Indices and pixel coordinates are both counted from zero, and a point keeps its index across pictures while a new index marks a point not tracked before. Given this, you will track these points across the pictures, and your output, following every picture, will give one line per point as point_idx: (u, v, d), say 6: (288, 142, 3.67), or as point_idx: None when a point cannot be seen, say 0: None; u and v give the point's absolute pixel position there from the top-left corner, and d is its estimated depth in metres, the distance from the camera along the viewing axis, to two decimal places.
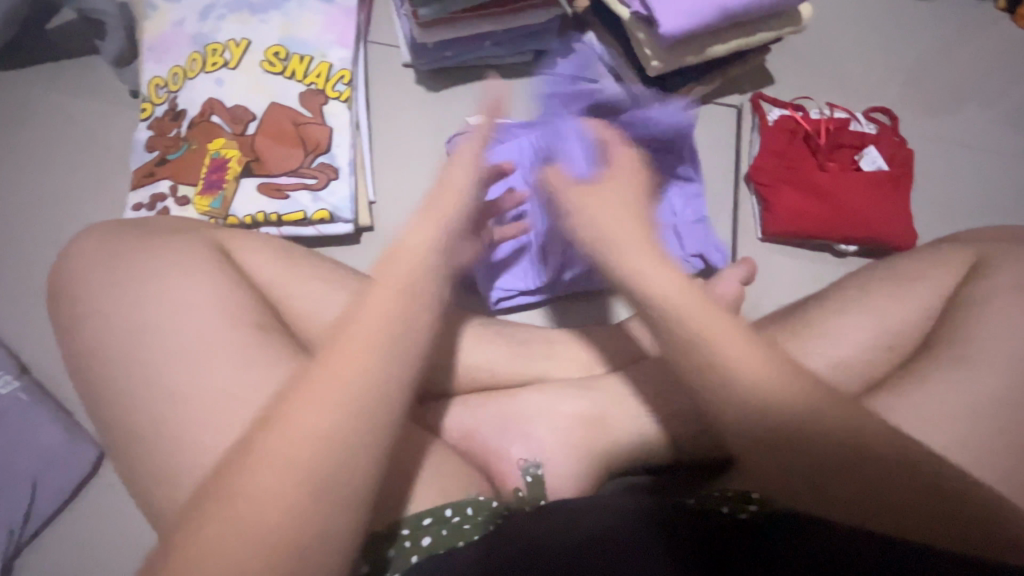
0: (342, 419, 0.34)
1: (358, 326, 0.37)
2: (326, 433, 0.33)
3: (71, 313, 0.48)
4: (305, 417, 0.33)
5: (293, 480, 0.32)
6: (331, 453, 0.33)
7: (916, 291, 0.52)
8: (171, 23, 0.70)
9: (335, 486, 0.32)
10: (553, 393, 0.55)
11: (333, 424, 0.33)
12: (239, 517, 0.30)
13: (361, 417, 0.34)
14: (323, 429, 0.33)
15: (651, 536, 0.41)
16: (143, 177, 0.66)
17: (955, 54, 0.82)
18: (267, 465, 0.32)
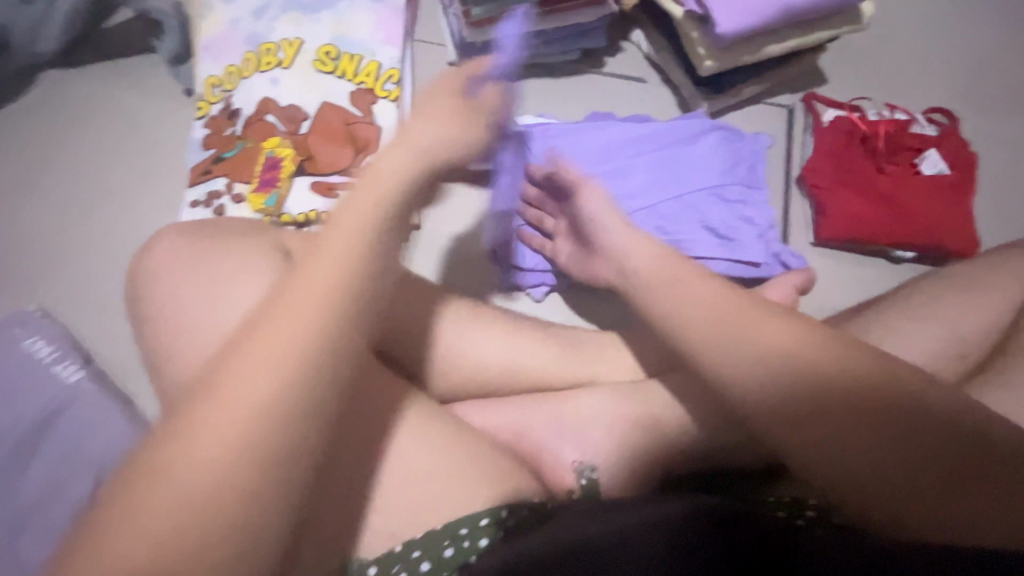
0: (317, 354, 0.30)
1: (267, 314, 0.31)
2: (244, 427, 0.28)
3: (140, 308, 0.50)
4: (242, 380, 0.29)
5: (212, 470, 0.28)
6: (301, 403, 0.30)
7: (989, 300, 0.50)
8: (226, 23, 0.72)
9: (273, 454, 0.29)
10: (606, 396, 0.54)
11: (266, 405, 0.29)
12: (177, 474, 0.28)
13: (268, 424, 0.29)
14: (254, 407, 0.29)
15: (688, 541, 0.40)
16: (199, 175, 0.67)
17: (1020, 50, 0.79)
18: (212, 430, 0.28)
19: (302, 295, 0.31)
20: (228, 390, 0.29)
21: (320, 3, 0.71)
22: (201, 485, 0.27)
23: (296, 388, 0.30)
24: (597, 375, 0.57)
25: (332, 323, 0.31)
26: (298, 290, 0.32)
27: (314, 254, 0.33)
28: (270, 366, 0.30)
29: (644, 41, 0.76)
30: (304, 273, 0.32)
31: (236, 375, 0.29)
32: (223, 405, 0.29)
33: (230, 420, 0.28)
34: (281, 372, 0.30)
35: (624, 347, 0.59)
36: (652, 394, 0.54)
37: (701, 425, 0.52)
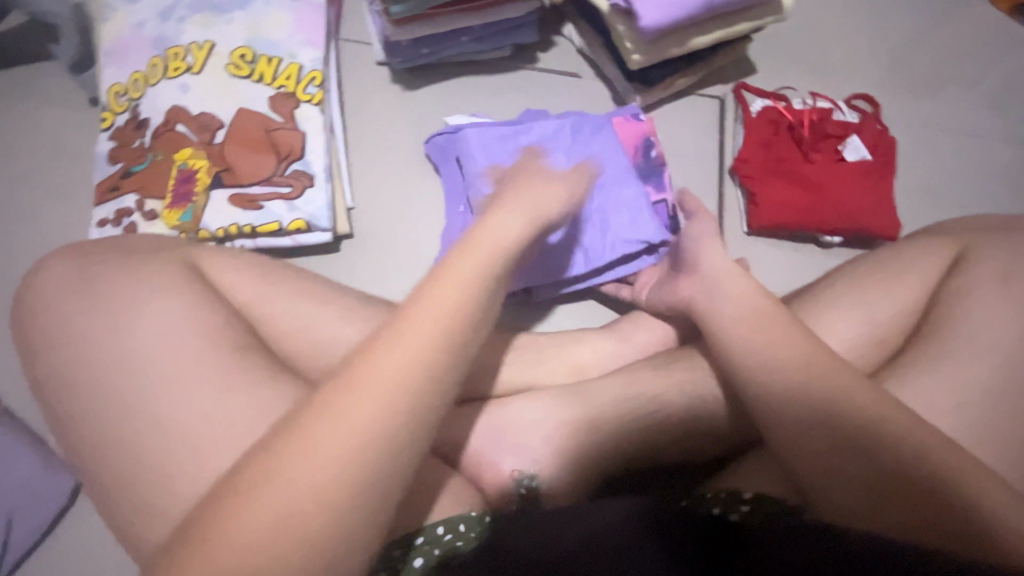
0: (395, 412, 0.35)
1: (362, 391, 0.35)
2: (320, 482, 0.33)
3: (39, 341, 0.47)
4: (324, 427, 0.34)
5: (280, 513, 0.32)
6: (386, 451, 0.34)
7: (903, 285, 0.52)
8: (129, 26, 0.67)
9: (315, 522, 0.32)
10: (544, 401, 0.53)
11: (327, 482, 0.33)
12: (235, 533, 0.31)
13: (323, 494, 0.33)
14: (314, 485, 0.33)
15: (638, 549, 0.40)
16: (108, 191, 0.63)
17: (933, 38, 0.83)
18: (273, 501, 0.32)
19: (387, 371, 0.36)
20: (318, 436, 0.34)
21: (232, 2, 0.67)
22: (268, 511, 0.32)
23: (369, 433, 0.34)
24: (536, 380, 0.56)
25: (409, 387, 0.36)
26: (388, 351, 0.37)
27: (400, 328, 0.38)
28: (340, 421, 0.34)
29: (576, 35, 0.75)
30: (388, 350, 0.37)
31: (319, 426, 0.34)
32: (309, 445, 0.34)
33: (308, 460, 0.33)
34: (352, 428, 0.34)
35: (562, 349, 0.58)
36: (591, 394, 0.53)
37: (638, 423, 0.52)
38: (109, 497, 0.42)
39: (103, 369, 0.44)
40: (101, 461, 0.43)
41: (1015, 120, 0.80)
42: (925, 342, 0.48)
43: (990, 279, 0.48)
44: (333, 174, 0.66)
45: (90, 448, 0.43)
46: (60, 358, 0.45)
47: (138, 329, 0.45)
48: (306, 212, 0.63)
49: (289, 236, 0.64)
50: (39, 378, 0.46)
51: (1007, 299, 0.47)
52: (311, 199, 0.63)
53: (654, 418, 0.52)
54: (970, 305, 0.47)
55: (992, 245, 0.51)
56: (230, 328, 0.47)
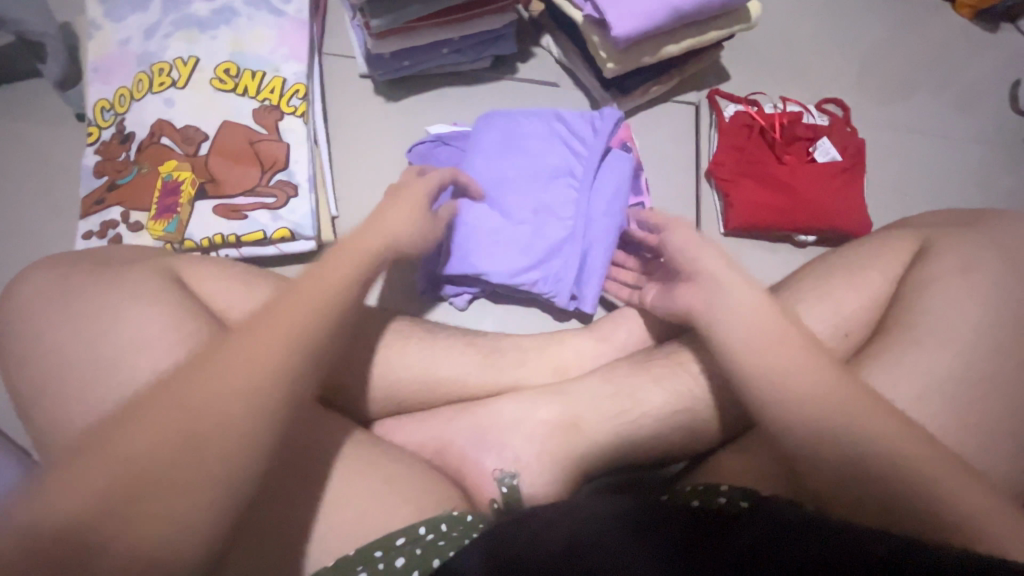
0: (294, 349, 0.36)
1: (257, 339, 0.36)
2: (197, 429, 0.32)
3: (19, 351, 0.47)
4: (224, 362, 0.34)
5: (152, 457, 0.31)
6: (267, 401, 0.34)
7: (870, 279, 0.53)
8: (115, 43, 0.68)
9: (181, 469, 0.31)
10: (526, 401, 0.54)
11: (206, 430, 0.32)
12: (90, 474, 0.30)
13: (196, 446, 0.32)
14: (187, 427, 0.32)
15: (620, 536, 0.40)
16: (93, 204, 0.64)
17: (901, 44, 0.85)
18: (134, 443, 0.31)
19: (286, 324, 0.37)
20: (201, 386, 0.33)
21: (217, 19, 0.69)
22: (157, 437, 0.32)
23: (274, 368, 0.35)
24: (518, 380, 0.57)
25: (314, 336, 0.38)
26: (290, 305, 0.39)
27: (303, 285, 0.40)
28: (240, 359, 0.35)
29: (554, 46, 0.77)
30: (287, 304, 0.39)
31: (221, 364, 0.34)
32: (207, 379, 0.34)
33: (208, 396, 0.33)
34: (253, 362, 0.35)
35: (543, 351, 0.59)
36: (573, 394, 0.54)
37: (618, 420, 0.52)
38: None
39: (85, 375, 0.44)
40: None
41: (981, 120, 0.82)
42: (890, 333, 0.49)
43: (953, 270, 0.50)
44: (317, 183, 0.67)
45: (72, 455, 0.44)
46: (41, 367, 0.46)
47: (120, 336, 0.45)
48: (290, 220, 0.64)
49: (274, 245, 0.65)
50: (19, 387, 0.47)
51: (969, 289, 0.49)
52: (295, 208, 0.64)
53: (633, 415, 0.52)
54: (935, 295, 0.49)
55: (954, 239, 0.53)
56: (212, 333, 0.48)
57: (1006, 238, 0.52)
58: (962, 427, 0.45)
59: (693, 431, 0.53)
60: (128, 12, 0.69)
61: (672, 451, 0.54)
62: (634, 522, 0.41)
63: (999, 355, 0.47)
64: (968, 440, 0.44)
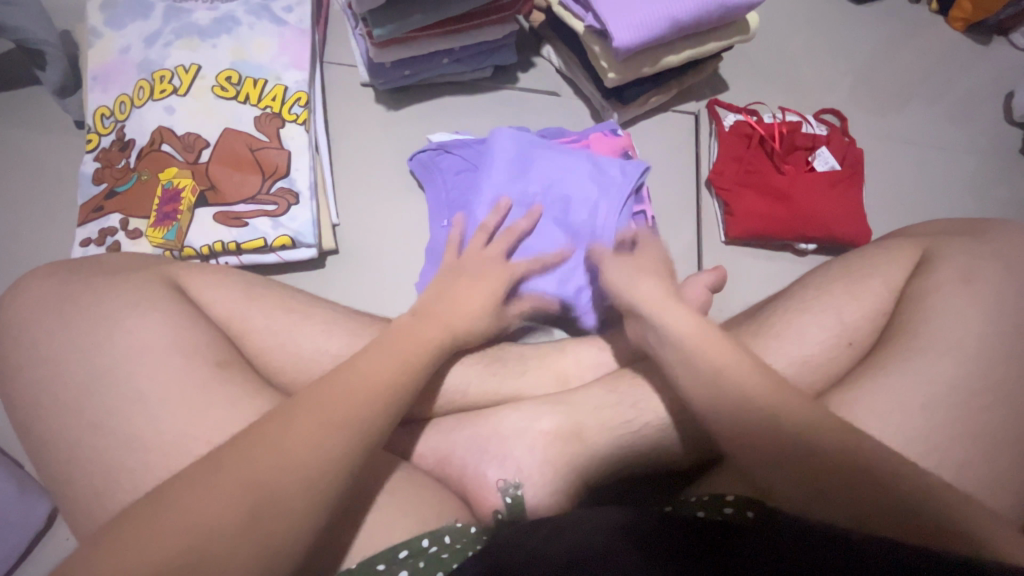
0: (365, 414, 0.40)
1: (339, 392, 0.40)
2: (276, 473, 0.35)
3: (15, 361, 0.46)
4: (296, 422, 0.37)
5: (231, 498, 0.33)
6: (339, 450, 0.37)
7: (873, 288, 0.53)
8: (115, 51, 0.68)
9: (258, 514, 0.34)
10: (528, 411, 0.53)
11: (283, 476, 0.35)
12: (178, 514, 0.32)
13: (273, 489, 0.35)
14: (266, 469, 0.35)
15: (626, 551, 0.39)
16: (91, 212, 0.63)
17: (896, 56, 0.87)
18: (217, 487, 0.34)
19: (363, 380, 0.41)
20: (281, 430, 0.37)
21: (218, 27, 0.69)
22: (234, 488, 0.34)
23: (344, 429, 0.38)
24: (520, 390, 0.57)
25: (381, 398, 0.41)
26: (362, 370, 0.42)
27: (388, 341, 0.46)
28: (315, 420, 0.38)
29: (554, 56, 0.78)
30: (366, 361, 0.43)
31: (296, 425, 0.37)
32: (280, 439, 0.36)
33: (280, 456, 0.36)
34: (327, 426, 0.38)
35: (546, 359, 0.59)
36: (576, 403, 0.54)
37: (622, 431, 0.52)
38: (88, 516, 0.42)
39: (82, 385, 0.44)
40: (80, 479, 0.42)
41: (976, 131, 0.84)
42: (893, 342, 0.49)
43: (955, 279, 0.50)
44: (318, 191, 0.67)
45: (69, 466, 0.43)
46: (38, 376, 0.45)
47: (118, 345, 0.45)
48: (291, 228, 0.64)
49: (274, 252, 0.64)
50: (14, 397, 0.46)
51: (970, 299, 0.49)
52: (296, 216, 0.64)
53: (637, 424, 0.52)
54: (937, 303, 0.49)
55: (954, 248, 0.53)
56: (213, 342, 0.47)
57: (1007, 249, 0.52)
58: (968, 436, 0.44)
59: (697, 441, 0.53)
60: (129, 21, 0.69)
61: (676, 461, 0.53)
62: (641, 538, 0.40)
63: (1002, 365, 0.47)
64: (975, 450, 0.44)
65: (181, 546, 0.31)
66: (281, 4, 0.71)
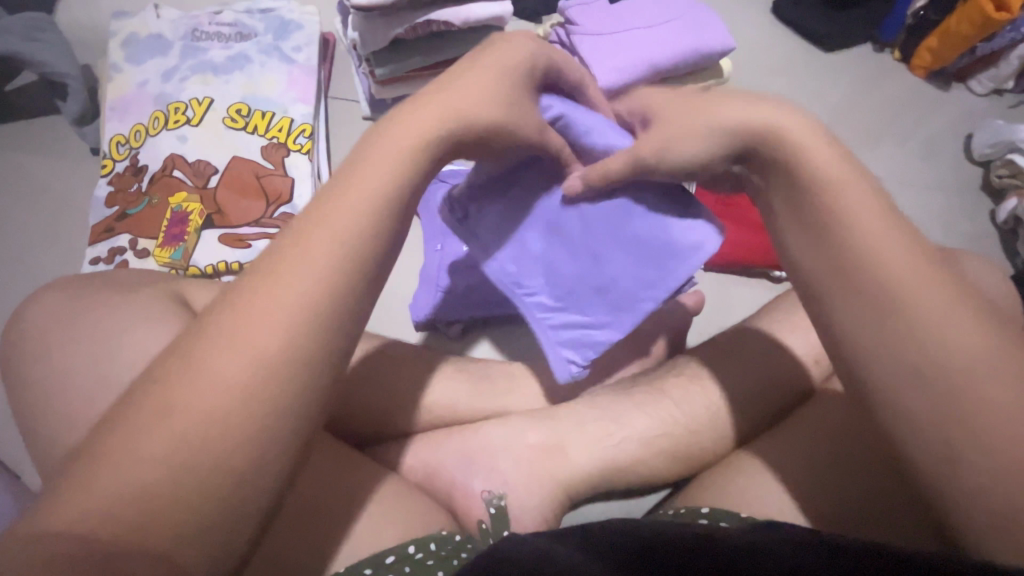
0: (296, 343, 0.32)
1: (273, 298, 0.32)
2: (219, 411, 0.29)
3: (24, 368, 0.49)
4: (211, 361, 0.30)
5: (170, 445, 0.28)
6: (286, 378, 0.31)
7: None
8: (133, 84, 0.73)
9: (203, 467, 0.29)
10: (514, 425, 0.55)
11: (222, 405, 0.30)
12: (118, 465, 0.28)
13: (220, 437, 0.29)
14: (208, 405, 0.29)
15: None
16: (102, 232, 0.67)
17: (862, 100, 0.93)
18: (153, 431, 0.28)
19: (294, 295, 0.33)
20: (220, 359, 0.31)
21: (232, 64, 0.74)
22: (156, 444, 0.28)
23: (266, 359, 0.31)
24: (507, 406, 0.59)
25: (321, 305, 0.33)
26: (284, 282, 0.33)
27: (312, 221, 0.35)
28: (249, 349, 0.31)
29: None
30: (294, 249, 0.34)
31: (214, 364, 0.30)
32: (221, 374, 0.30)
33: (219, 386, 0.30)
34: (263, 354, 0.31)
35: (532, 377, 0.61)
36: (560, 419, 0.56)
37: (603, 445, 0.54)
38: None
39: (89, 393, 0.46)
40: None
41: (939, 169, 0.89)
42: None
43: None
44: None
45: (72, 469, 0.45)
46: (46, 385, 0.47)
47: (125, 355, 0.47)
48: None
49: None
50: (21, 404, 0.48)
51: None
52: None
53: (618, 438, 0.54)
54: None
55: None
56: None
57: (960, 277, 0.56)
58: None
59: (675, 454, 0.55)
60: (148, 57, 0.74)
61: (656, 475, 0.55)
62: None
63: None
64: None
65: (125, 503, 0.27)
66: (291, 44, 0.76)
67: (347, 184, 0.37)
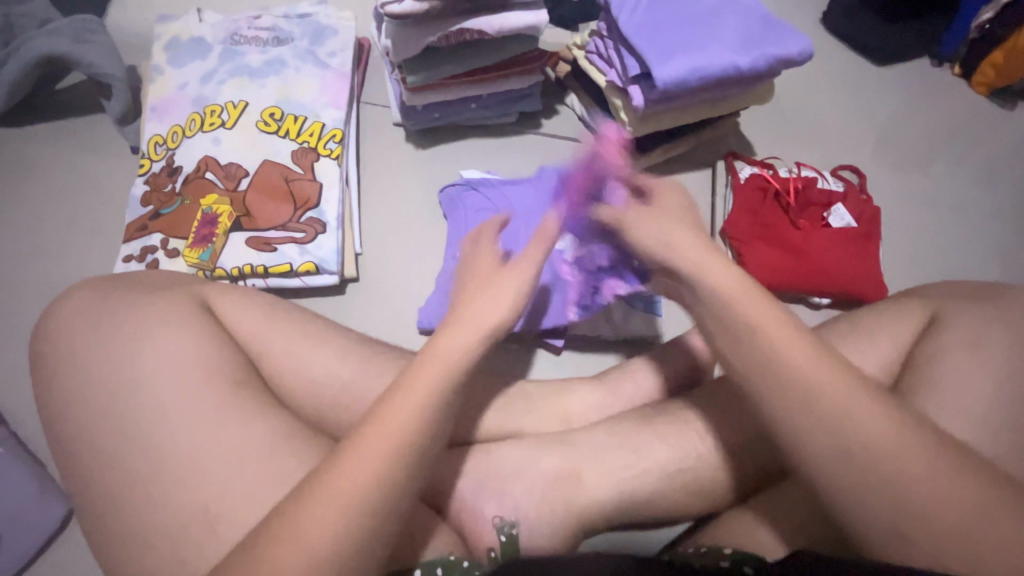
0: (408, 458, 0.38)
1: (390, 421, 0.39)
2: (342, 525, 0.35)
3: (52, 365, 0.50)
4: (350, 472, 0.36)
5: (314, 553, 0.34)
6: (388, 490, 0.37)
7: (879, 345, 0.53)
8: (173, 86, 0.75)
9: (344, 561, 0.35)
10: (529, 447, 0.53)
11: (348, 517, 0.35)
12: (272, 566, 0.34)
13: (358, 532, 0.36)
14: (341, 514, 0.35)
15: None
16: (136, 231, 0.68)
17: (917, 117, 0.88)
18: (297, 541, 0.34)
19: (411, 412, 0.39)
20: (346, 475, 0.37)
21: (268, 68, 0.75)
22: (323, 541, 0.35)
23: (396, 467, 0.37)
24: (523, 426, 0.57)
25: (423, 426, 0.39)
26: (396, 407, 0.39)
27: (425, 360, 0.42)
28: (374, 462, 0.37)
29: (577, 104, 0.81)
30: (412, 382, 0.41)
31: (358, 463, 0.37)
32: (343, 481, 0.36)
33: (347, 495, 0.36)
34: (389, 465, 0.37)
35: (551, 397, 0.59)
36: (579, 444, 0.53)
37: (621, 476, 0.51)
38: (105, 520, 0.44)
39: (111, 395, 0.47)
40: (100, 484, 0.45)
41: (999, 193, 0.83)
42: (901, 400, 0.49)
43: (967, 342, 0.49)
44: (344, 221, 0.71)
45: (90, 468, 0.46)
46: (70, 384, 0.48)
47: (147, 358, 0.48)
48: (316, 255, 0.67)
49: (299, 277, 0.68)
50: (47, 401, 0.49)
51: (983, 363, 0.48)
52: (322, 244, 0.68)
53: (637, 470, 0.52)
54: (947, 364, 0.49)
55: (963, 311, 0.52)
56: (233, 360, 0.50)
57: (1018, 316, 0.51)
58: None
59: (698, 491, 0.52)
60: (189, 61, 0.76)
61: (674, 511, 0.53)
62: None
63: (1003, 433, 0.46)
64: None
65: None
66: (325, 49, 0.77)
67: (452, 335, 0.45)
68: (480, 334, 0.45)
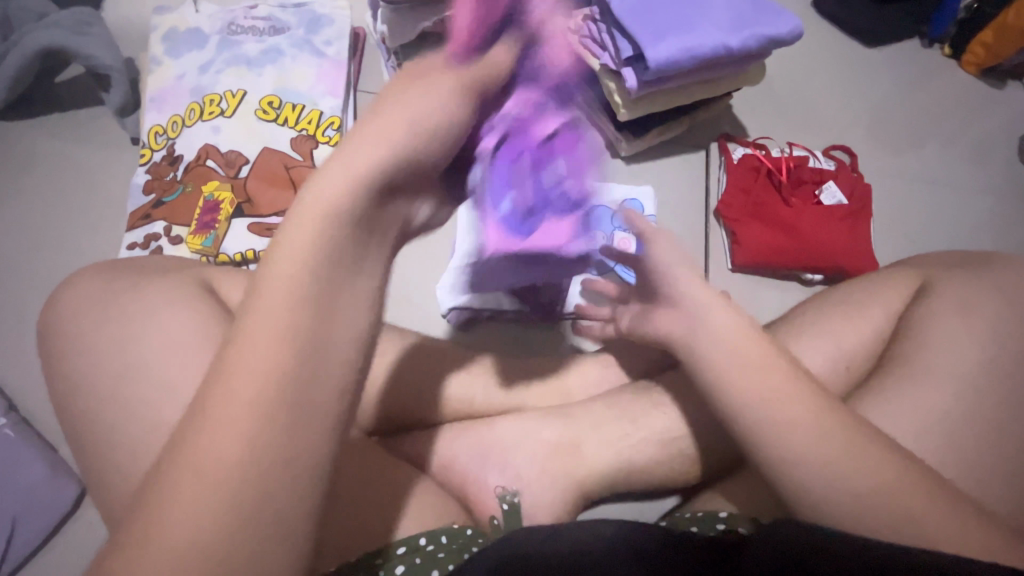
0: (289, 365, 0.30)
1: (260, 324, 0.31)
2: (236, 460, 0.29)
3: (63, 346, 0.51)
4: (229, 395, 0.30)
5: (215, 495, 0.29)
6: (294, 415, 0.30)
7: (869, 315, 0.55)
8: (172, 76, 0.76)
9: (263, 503, 0.29)
10: (530, 420, 0.55)
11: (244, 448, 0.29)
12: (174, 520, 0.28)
13: (260, 467, 0.29)
14: (236, 445, 0.29)
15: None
16: (139, 219, 0.69)
17: (907, 97, 0.89)
18: (196, 484, 0.29)
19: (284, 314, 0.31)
20: (224, 401, 0.30)
21: (265, 58, 0.76)
22: (216, 483, 0.29)
23: (279, 385, 0.30)
24: (524, 401, 0.59)
25: (302, 319, 0.31)
26: (266, 309, 0.31)
27: (277, 239, 0.32)
28: (254, 373, 0.30)
29: None
30: (276, 269, 0.32)
31: (237, 381, 0.30)
32: (224, 408, 0.29)
33: (228, 425, 0.29)
34: (268, 374, 0.30)
35: (551, 373, 0.61)
36: (579, 417, 0.55)
37: (619, 445, 0.53)
38: (118, 492, 0.46)
39: (120, 373, 0.48)
40: (112, 458, 0.46)
41: (989, 171, 0.85)
42: (891, 367, 0.50)
43: (955, 309, 0.51)
44: None
45: (103, 444, 0.47)
46: (80, 364, 0.49)
47: (155, 338, 0.49)
48: None
49: None
50: (57, 381, 0.50)
51: (970, 329, 0.50)
52: None
53: (635, 439, 0.53)
54: (936, 331, 0.50)
55: (951, 279, 0.54)
56: None
57: (1003, 283, 0.52)
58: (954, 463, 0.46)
59: (695, 458, 0.54)
60: (187, 51, 0.77)
61: (671, 479, 0.55)
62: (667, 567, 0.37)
63: (989, 394, 0.48)
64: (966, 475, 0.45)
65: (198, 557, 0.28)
66: (322, 38, 0.78)
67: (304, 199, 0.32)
68: (339, 195, 0.32)
